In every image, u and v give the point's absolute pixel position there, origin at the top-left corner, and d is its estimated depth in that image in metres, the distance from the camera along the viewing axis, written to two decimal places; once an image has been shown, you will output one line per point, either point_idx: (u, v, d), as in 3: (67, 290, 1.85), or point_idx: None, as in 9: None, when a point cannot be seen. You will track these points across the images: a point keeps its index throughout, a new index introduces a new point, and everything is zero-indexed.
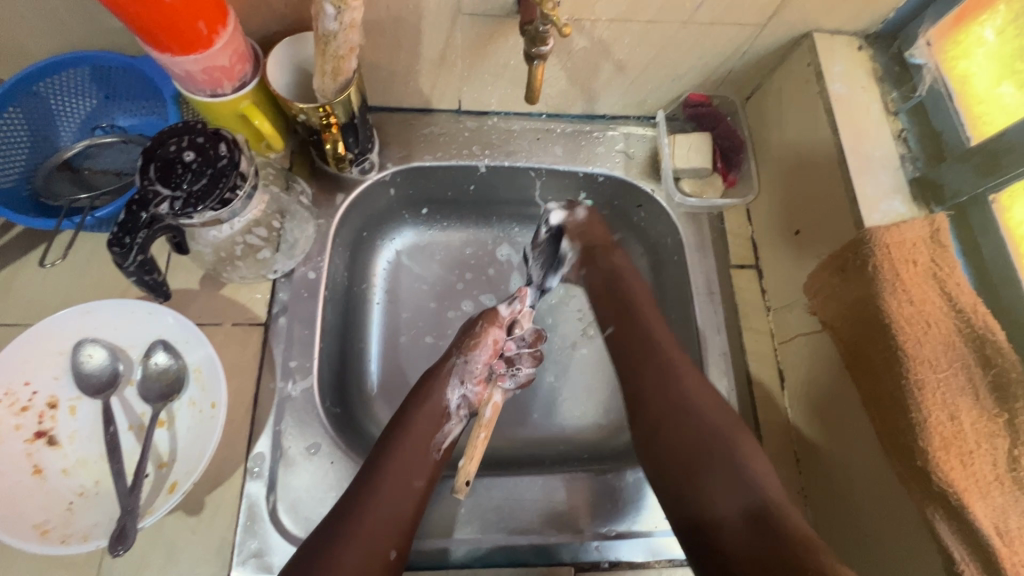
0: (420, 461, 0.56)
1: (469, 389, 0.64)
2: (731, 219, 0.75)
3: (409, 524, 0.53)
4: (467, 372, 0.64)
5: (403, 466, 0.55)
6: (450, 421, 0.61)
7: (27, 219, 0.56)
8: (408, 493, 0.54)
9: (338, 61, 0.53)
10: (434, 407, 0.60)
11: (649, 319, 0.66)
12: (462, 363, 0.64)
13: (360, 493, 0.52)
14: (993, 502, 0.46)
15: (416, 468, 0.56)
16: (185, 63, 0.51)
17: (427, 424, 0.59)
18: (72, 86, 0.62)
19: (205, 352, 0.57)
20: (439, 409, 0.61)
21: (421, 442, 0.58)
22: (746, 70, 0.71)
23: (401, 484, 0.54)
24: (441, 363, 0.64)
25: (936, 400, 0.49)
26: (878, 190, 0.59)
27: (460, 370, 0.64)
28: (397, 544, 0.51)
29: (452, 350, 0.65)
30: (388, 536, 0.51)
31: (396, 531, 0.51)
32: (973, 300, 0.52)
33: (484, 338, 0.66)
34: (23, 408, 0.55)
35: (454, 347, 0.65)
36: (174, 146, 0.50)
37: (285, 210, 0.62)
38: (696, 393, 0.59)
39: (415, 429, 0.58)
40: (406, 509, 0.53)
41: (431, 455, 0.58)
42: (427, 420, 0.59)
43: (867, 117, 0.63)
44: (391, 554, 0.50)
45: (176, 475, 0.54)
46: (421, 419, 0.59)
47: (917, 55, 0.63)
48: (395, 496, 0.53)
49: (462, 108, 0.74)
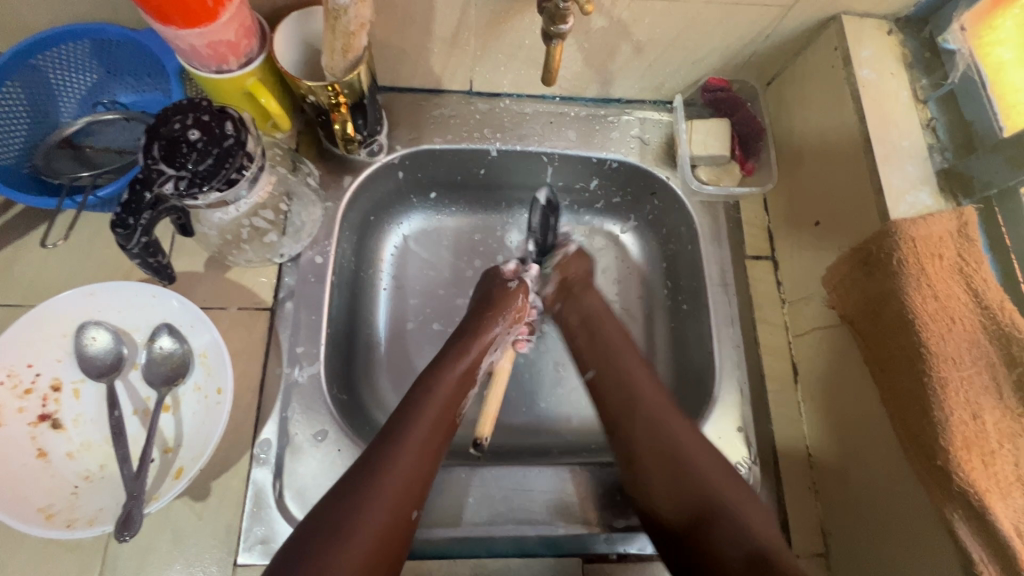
0: (442, 429, 0.56)
1: (499, 356, 0.66)
2: (747, 209, 0.73)
3: (423, 486, 0.52)
4: (502, 339, 0.66)
5: (417, 438, 0.53)
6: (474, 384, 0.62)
7: (27, 197, 0.54)
8: (428, 457, 0.53)
9: (349, 37, 0.51)
10: (468, 372, 0.61)
11: (636, 370, 0.62)
12: (502, 331, 0.66)
13: (370, 465, 0.50)
14: (1015, 504, 0.45)
15: (431, 436, 0.54)
16: (189, 37, 0.49)
17: (450, 391, 0.58)
18: (71, 59, 0.60)
19: (211, 336, 0.56)
20: (469, 373, 0.62)
21: (448, 406, 0.57)
22: (768, 53, 0.69)
23: (419, 446, 0.53)
24: (473, 328, 0.64)
25: (958, 399, 0.48)
26: (906, 181, 0.57)
27: (497, 339, 0.65)
28: (418, 505, 0.51)
29: (494, 315, 0.65)
30: (410, 498, 0.51)
31: (416, 494, 0.51)
32: (1000, 297, 0.50)
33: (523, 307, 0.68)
34: (26, 390, 0.54)
35: (495, 312, 0.66)
36: (178, 124, 0.48)
37: (291, 192, 0.61)
38: (681, 440, 0.56)
39: (440, 395, 0.58)
40: (425, 471, 0.53)
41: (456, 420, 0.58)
42: (455, 385, 0.59)
43: (895, 105, 0.61)
44: (413, 514, 0.50)
45: (182, 460, 0.53)
46: (449, 381, 0.59)
47: (951, 40, 0.60)
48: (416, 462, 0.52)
49: (474, 89, 0.72)
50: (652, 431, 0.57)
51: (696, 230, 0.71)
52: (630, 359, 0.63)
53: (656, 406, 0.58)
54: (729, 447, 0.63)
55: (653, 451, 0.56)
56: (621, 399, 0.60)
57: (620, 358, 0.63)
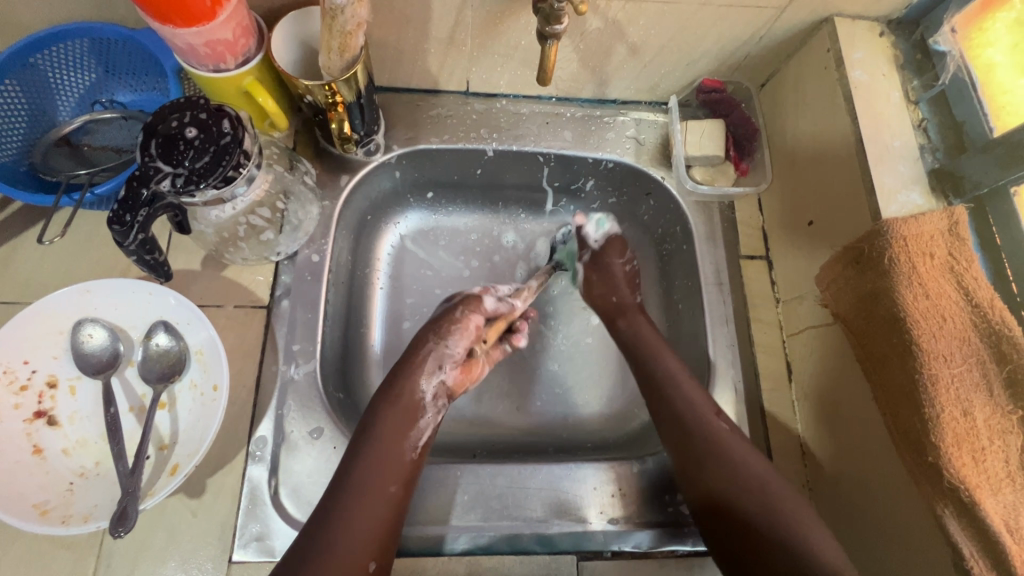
0: (393, 469, 0.53)
1: (448, 375, 0.60)
2: (742, 209, 0.74)
3: (387, 535, 0.50)
4: (448, 359, 0.60)
5: (376, 475, 0.52)
6: (425, 413, 0.57)
7: (24, 195, 0.55)
8: (382, 504, 0.51)
9: (345, 37, 0.51)
10: (408, 403, 0.56)
11: (691, 394, 0.61)
12: (439, 348, 0.60)
13: (348, 496, 0.51)
14: (1004, 500, 0.46)
15: (388, 475, 0.52)
16: (187, 36, 0.50)
17: (402, 421, 0.55)
18: (70, 59, 0.60)
19: (207, 334, 0.56)
20: (415, 400, 0.57)
21: (393, 443, 0.54)
22: (762, 55, 0.69)
23: (375, 486, 0.51)
24: (413, 353, 0.59)
25: (950, 396, 0.48)
26: (897, 181, 0.58)
27: (438, 355, 0.59)
28: (376, 556, 0.49)
29: (427, 336, 0.60)
30: (363, 548, 0.49)
31: (372, 542, 0.49)
32: (991, 294, 0.50)
33: (466, 322, 0.62)
34: (22, 387, 0.54)
35: (429, 331, 0.61)
36: (176, 121, 0.48)
37: (289, 190, 0.61)
38: (739, 463, 0.56)
39: (382, 433, 0.54)
40: (383, 518, 0.51)
41: (407, 456, 0.54)
42: (397, 420, 0.55)
43: (887, 105, 0.61)
44: (369, 567, 0.48)
45: (177, 457, 0.53)
46: (393, 415, 0.55)
47: (940, 42, 0.61)
48: (370, 509, 0.50)
49: (470, 90, 0.73)
50: (703, 451, 0.57)
51: (691, 230, 0.72)
52: (692, 391, 0.61)
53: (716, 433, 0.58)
54: None
55: (720, 475, 0.55)
56: (676, 420, 0.59)
57: (677, 390, 0.61)
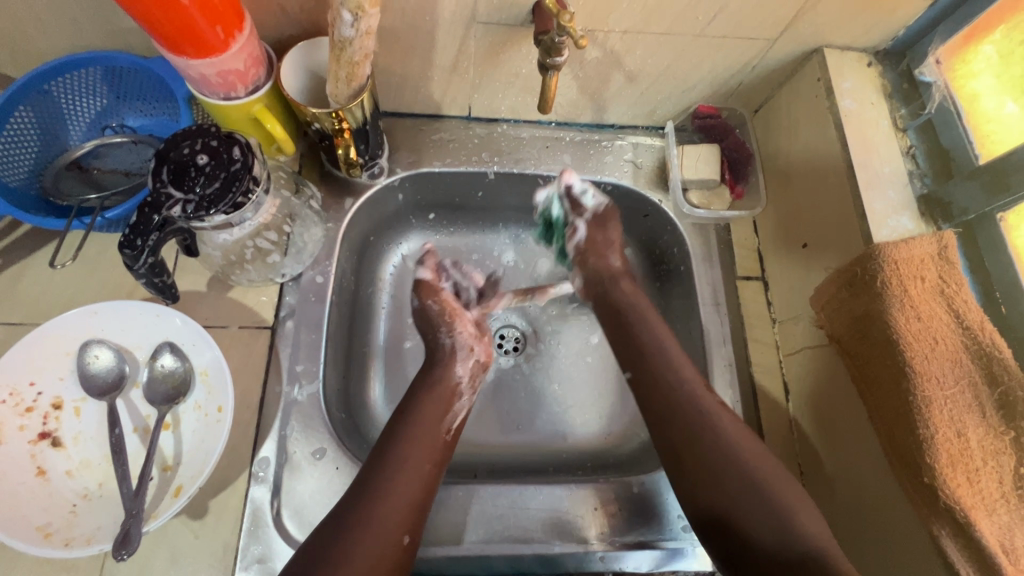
0: (431, 452, 0.55)
1: (478, 353, 0.66)
2: (737, 230, 0.75)
3: (420, 513, 0.52)
4: (473, 343, 0.66)
5: (415, 449, 0.54)
6: (462, 397, 0.62)
7: (35, 218, 0.56)
8: (418, 477, 0.53)
9: (353, 67, 0.53)
10: (444, 389, 0.61)
11: (674, 358, 0.59)
12: (452, 341, 0.64)
13: (382, 472, 0.52)
14: (999, 520, 0.47)
15: (425, 453, 0.55)
16: (200, 66, 0.51)
17: (438, 408, 0.59)
18: (83, 85, 0.62)
19: (213, 355, 0.56)
20: (451, 387, 0.61)
21: (430, 426, 0.57)
22: (755, 83, 0.72)
23: (412, 465, 0.53)
24: (436, 355, 0.64)
25: (943, 418, 0.49)
26: (887, 206, 0.60)
27: (457, 346, 0.64)
28: (409, 530, 0.50)
29: (433, 334, 0.65)
30: (398, 524, 0.50)
31: (407, 519, 0.50)
32: (980, 317, 0.52)
33: (456, 309, 0.66)
34: (28, 408, 0.54)
35: (432, 332, 0.65)
36: (188, 149, 0.50)
37: (294, 214, 0.62)
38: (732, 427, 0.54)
39: (423, 418, 0.57)
40: (416, 496, 0.52)
41: (443, 439, 0.57)
42: (435, 407, 0.59)
43: (875, 132, 0.64)
44: (403, 541, 0.49)
45: (181, 478, 0.53)
46: (430, 399, 0.59)
47: (926, 73, 0.63)
48: (405, 485, 0.52)
49: (472, 115, 0.75)
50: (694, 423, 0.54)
51: (688, 251, 0.73)
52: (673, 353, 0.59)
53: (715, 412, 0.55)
54: None
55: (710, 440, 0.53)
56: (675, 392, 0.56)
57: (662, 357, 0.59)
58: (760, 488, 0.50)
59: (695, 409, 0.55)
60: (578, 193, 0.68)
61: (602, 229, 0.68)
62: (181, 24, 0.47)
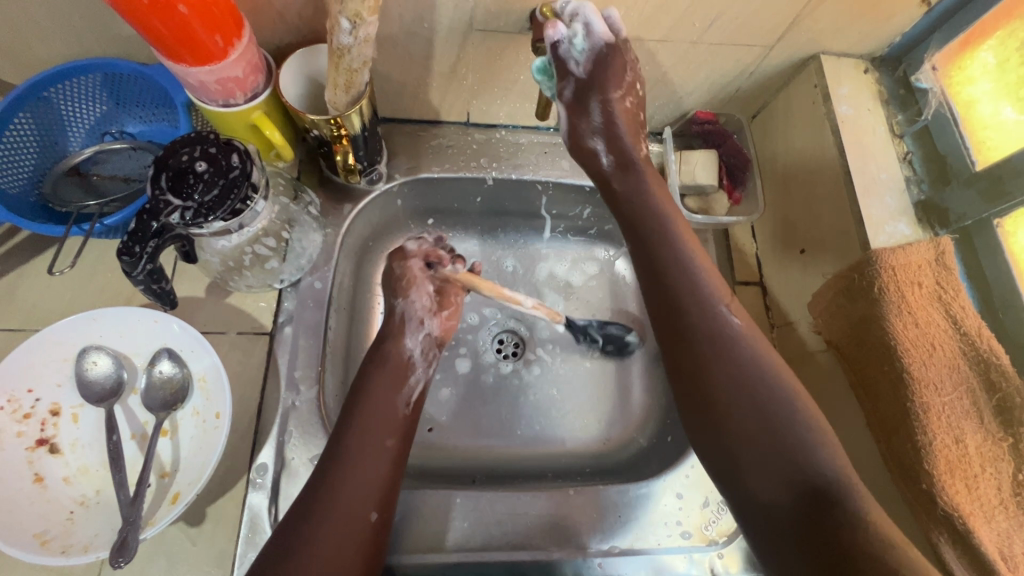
0: (389, 424, 0.55)
1: (431, 327, 0.65)
2: (735, 235, 0.75)
3: (388, 489, 0.52)
4: (425, 314, 0.65)
5: (375, 423, 0.55)
6: (416, 370, 0.61)
7: (35, 225, 0.56)
8: (378, 458, 0.53)
9: (351, 74, 0.53)
10: (397, 361, 0.60)
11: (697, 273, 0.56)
12: (405, 307, 0.64)
13: (337, 454, 0.52)
14: (998, 527, 0.47)
15: (384, 429, 0.55)
16: (199, 73, 0.52)
17: (391, 383, 0.58)
18: (82, 92, 0.62)
19: (211, 361, 0.56)
20: (404, 361, 0.61)
21: (387, 398, 0.57)
22: (752, 89, 0.72)
23: (373, 443, 0.53)
24: (390, 319, 0.64)
25: (941, 424, 0.49)
26: (884, 212, 0.60)
27: (410, 315, 0.64)
28: (377, 507, 0.51)
29: (392, 300, 0.65)
30: (365, 499, 0.50)
31: (374, 495, 0.51)
32: (977, 323, 0.52)
33: (415, 276, 0.65)
34: (26, 415, 0.54)
35: (391, 297, 0.65)
36: (186, 155, 0.50)
37: (293, 220, 0.62)
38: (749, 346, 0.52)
39: (377, 392, 0.57)
40: (381, 475, 0.52)
41: (401, 412, 0.57)
42: (390, 378, 0.59)
43: (872, 138, 0.64)
44: (372, 517, 0.50)
45: (178, 485, 0.53)
46: (385, 375, 0.59)
47: (923, 79, 0.63)
48: (366, 463, 0.52)
49: (471, 120, 0.75)
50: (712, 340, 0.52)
51: None
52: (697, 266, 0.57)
53: (739, 346, 0.52)
54: None
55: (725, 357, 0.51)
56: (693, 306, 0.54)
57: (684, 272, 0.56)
58: (770, 412, 0.48)
59: (713, 324, 0.53)
60: (566, 51, 0.58)
61: (610, 108, 0.63)
62: (180, 32, 0.47)
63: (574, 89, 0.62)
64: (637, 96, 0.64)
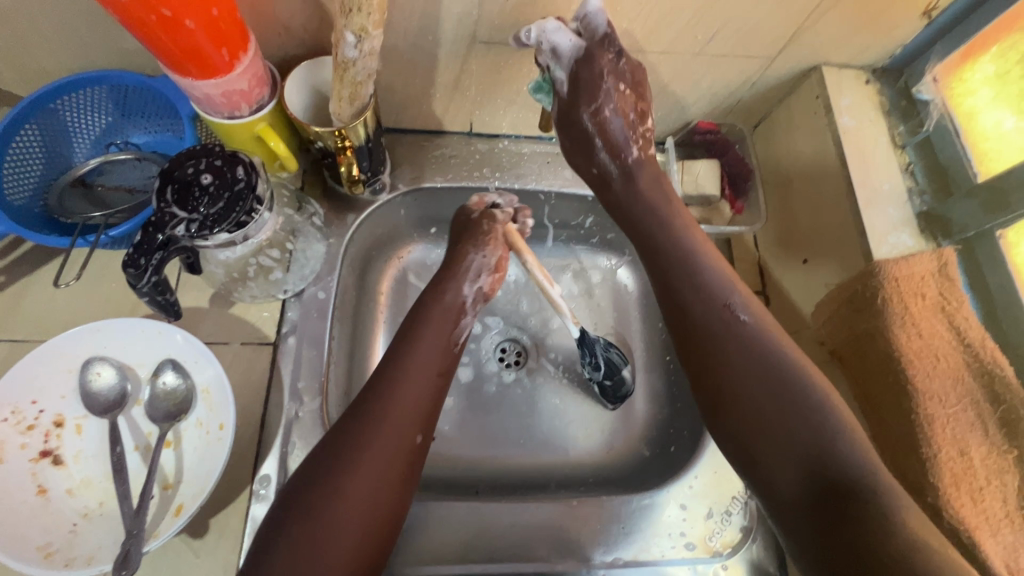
0: (442, 358, 0.58)
1: (485, 281, 0.67)
2: (737, 245, 0.76)
3: (430, 412, 0.54)
4: (485, 267, 0.67)
5: (430, 351, 0.57)
6: (466, 315, 0.64)
7: (41, 236, 0.56)
8: (429, 386, 0.55)
9: (356, 86, 0.54)
10: (450, 304, 0.62)
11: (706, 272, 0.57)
12: (478, 257, 0.66)
13: (388, 377, 0.53)
14: (1004, 540, 0.47)
15: (435, 359, 0.57)
16: (205, 86, 0.52)
17: (445, 322, 0.61)
18: (88, 103, 0.62)
19: (214, 372, 0.56)
20: (458, 303, 0.63)
21: (443, 335, 0.59)
22: (754, 100, 0.72)
23: (427, 370, 0.55)
24: (455, 263, 0.65)
25: (946, 437, 0.49)
26: (887, 223, 0.60)
27: (476, 266, 0.66)
28: (422, 430, 0.53)
29: (466, 247, 0.66)
30: (414, 421, 0.52)
31: (421, 417, 0.53)
32: (981, 334, 0.52)
33: (495, 230, 0.67)
34: (29, 426, 0.54)
35: (467, 243, 0.66)
36: (192, 168, 0.50)
37: (296, 230, 0.63)
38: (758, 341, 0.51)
39: (435, 323, 0.60)
40: (427, 401, 0.54)
41: (452, 349, 0.60)
42: (445, 316, 0.61)
43: (875, 149, 0.64)
44: (418, 439, 0.52)
45: (182, 497, 0.53)
46: (441, 311, 0.61)
47: (924, 90, 0.64)
48: (419, 385, 0.54)
49: (473, 131, 0.75)
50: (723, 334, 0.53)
51: None
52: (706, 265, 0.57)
53: (751, 339, 0.52)
54: (725, 483, 0.63)
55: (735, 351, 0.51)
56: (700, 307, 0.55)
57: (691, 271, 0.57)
58: (787, 403, 0.47)
59: (720, 323, 0.53)
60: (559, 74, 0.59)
61: (602, 120, 0.61)
62: (187, 47, 0.47)
63: (563, 107, 0.61)
64: (636, 99, 0.61)
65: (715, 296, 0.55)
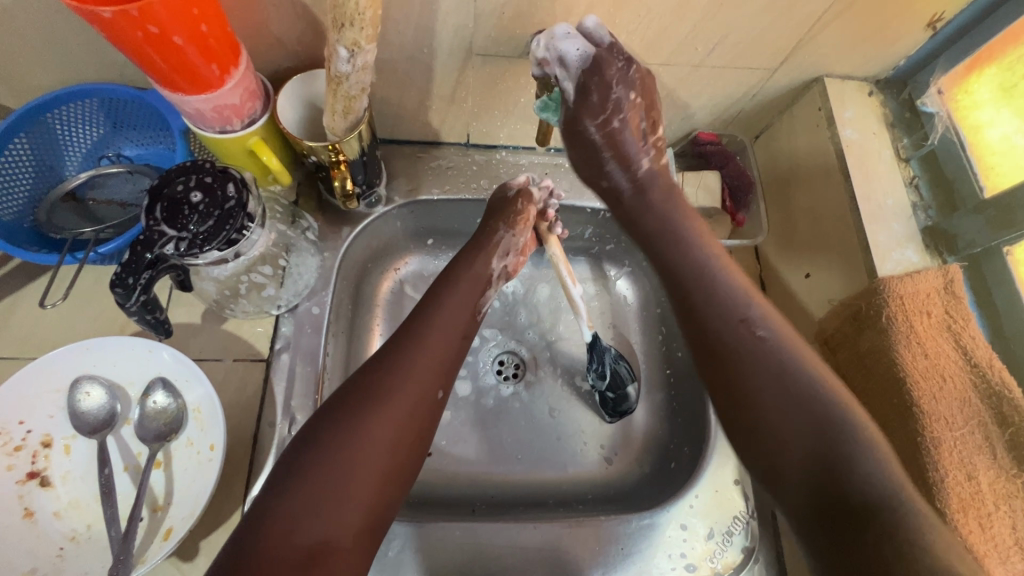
0: (462, 315, 0.57)
1: (512, 261, 0.65)
2: (739, 257, 0.74)
3: (449, 370, 0.53)
4: (516, 249, 0.65)
5: (451, 310, 0.56)
6: (491, 288, 0.62)
7: (30, 253, 0.55)
8: (450, 341, 0.54)
9: (349, 100, 0.53)
10: (478, 274, 0.61)
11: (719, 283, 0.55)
12: (509, 237, 0.64)
13: (410, 337, 0.53)
14: (1013, 568, 0.46)
15: (456, 315, 0.56)
16: (196, 101, 0.51)
17: (471, 287, 0.59)
18: (79, 116, 0.61)
19: (205, 391, 0.55)
20: (485, 275, 0.61)
21: (469, 299, 0.58)
22: (755, 111, 0.71)
23: (450, 329, 0.55)
24: (487, 238, 0.63)
25: (954, 460, 0.48)
26: (891, 239, 0.59)
27: (507, 244, 0.64)
28: (443, 386, 0.52)
29: (498, 225, 0.64)
30: (435, 378, 0.51)
31: (441, 374, 0.52)
32: (988, 354, 0.51)
33: (529, 215, 0.65)
34: (17, 447, 0.53)
35: (500, 221, 0.64)
36: (181, 185, 0.49)
37: (290, 246, 0.62)
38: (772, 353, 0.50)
39: (461, 284, 0.59)
40: (448, 353, 0.53)
41: (477, 315, 0.59)
42: (472, 283, 0.60)
43: (878, 162, 0.63)
44: (438, 395, 0.51)
45: (171, 520, 0.52)
46: (467, 277, 0.60)
47: (929, 103, 0.63)
48: (443, 335, 0.54)
49: (470, 141, 0.74)
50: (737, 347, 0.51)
51: None
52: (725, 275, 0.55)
53: (762, 358, 0.50)
54: (727, 502, 0.62)
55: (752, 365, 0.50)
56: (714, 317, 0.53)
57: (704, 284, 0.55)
58: (803, 420, 0.46)
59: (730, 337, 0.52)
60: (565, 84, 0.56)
61: (610, 130, 0.60)
62: (176, 62, 0.46)
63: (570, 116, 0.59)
64: (647, 108, 0.59)
65: (723, 315, 0.53)
